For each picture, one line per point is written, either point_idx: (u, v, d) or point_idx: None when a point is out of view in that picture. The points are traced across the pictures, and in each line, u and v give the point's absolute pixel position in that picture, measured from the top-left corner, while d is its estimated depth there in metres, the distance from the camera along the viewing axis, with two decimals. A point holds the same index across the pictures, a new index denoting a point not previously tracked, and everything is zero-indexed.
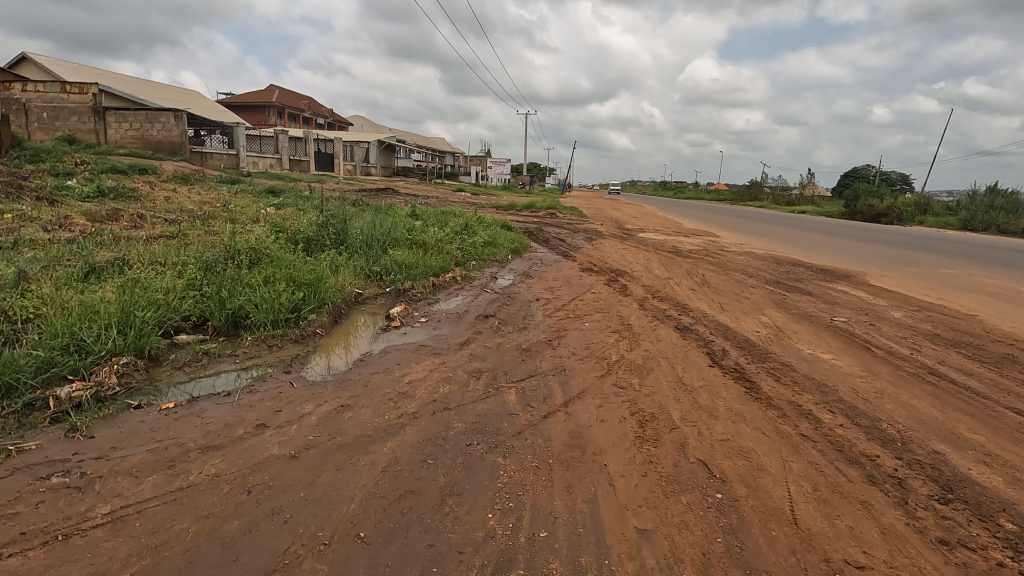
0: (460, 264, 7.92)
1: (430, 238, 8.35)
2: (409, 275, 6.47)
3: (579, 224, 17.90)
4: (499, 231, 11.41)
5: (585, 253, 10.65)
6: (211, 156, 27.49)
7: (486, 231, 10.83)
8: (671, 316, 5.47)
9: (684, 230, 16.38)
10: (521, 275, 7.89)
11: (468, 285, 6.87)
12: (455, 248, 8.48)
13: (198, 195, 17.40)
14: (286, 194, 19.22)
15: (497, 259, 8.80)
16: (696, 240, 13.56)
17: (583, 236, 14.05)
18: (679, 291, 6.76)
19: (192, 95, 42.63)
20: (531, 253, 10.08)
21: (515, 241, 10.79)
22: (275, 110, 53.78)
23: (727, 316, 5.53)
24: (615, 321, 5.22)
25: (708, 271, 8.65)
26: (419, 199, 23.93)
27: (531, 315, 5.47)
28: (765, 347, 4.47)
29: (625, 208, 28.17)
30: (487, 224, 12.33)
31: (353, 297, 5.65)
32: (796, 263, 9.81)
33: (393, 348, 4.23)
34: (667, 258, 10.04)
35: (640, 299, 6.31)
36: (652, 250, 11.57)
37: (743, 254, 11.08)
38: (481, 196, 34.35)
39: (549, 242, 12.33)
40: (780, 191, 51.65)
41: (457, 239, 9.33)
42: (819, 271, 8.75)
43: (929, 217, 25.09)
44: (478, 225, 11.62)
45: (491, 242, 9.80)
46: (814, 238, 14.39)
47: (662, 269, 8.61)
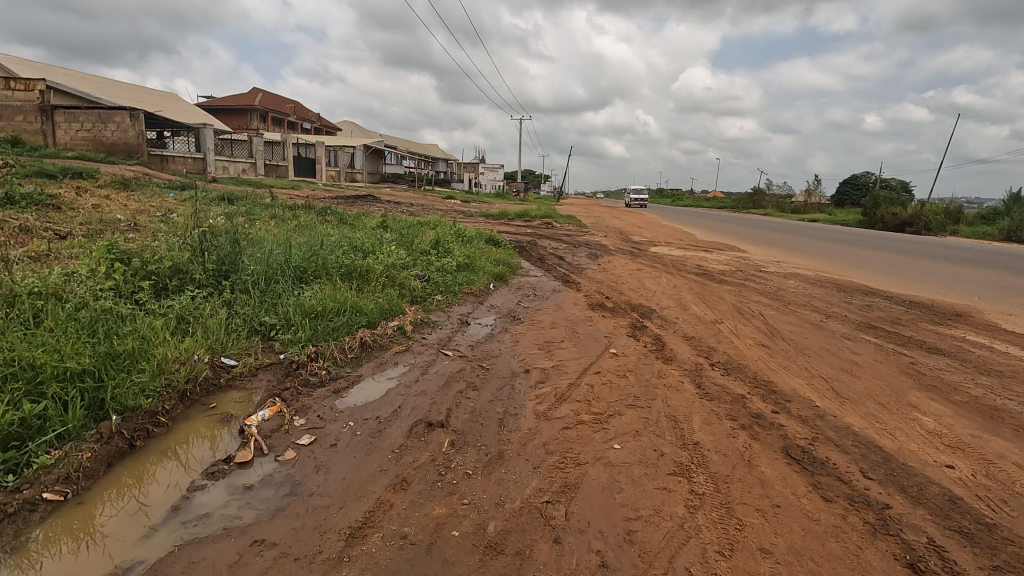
0: (416, 303, 5.52)
1: (377, 262, 5.91)
2: (322, 331, 4.05)
3: (579, 236, 15.59)
4: (480, 249, 8.99)
5: (590, 277, 8.27)
6: (174, 159, 25.03)
7: (463, 249, 8.41)
8: (765, 418, 3.09)
9: (702, 243, 14.12)
10: (505, 317, 5.51)
11: (418, 341, 4.44)
12: (413, 277, 6.07)
13: (137, 202, 14.92)
14: (244, 201, 16.79)
15: (473, 291, 6.39)
16: (724, 258, 11.23)
17: (585, 252, 11.68)
18: (745, 353, 4.39)
19: (166, 97, 40.19)
20: (521, 279, 7.70)
21: (500, 261, 8.38)
22: (257, 114, 51.36)
23: (859, 414, 3.16)
24: (667, 436, 2.82)
25: (765, 307, 6.29)
26: (400, 208, 21.58)
27: (513, 419, 3.08)
28: (1011, 526, 2.10)
29: (627, 217, 25.90)
30: (467, 239, 9.90)
31: (197, 382, 3.21)
32: (870, 292, 7.50)
33: (180, 565, 1.80)
34: (698, 286, 7.69)
35: (692, 370, 3.93)
36: (674, 271, 9.21)
37: (791, 278, 8.74)
38: (473, 204, 32.06)
39: (545, 260, 10.00)
40: (786, 199, 49.68)
41: (421, 261, 6.94)
42: (915, 307, 6.45)
43: (962, 227, 22.87)
44: (454, 239, 9.21)
45: (467, 265, 7.41)
46: (862, 254, 12.04)
47: (700, 304, 6.27)
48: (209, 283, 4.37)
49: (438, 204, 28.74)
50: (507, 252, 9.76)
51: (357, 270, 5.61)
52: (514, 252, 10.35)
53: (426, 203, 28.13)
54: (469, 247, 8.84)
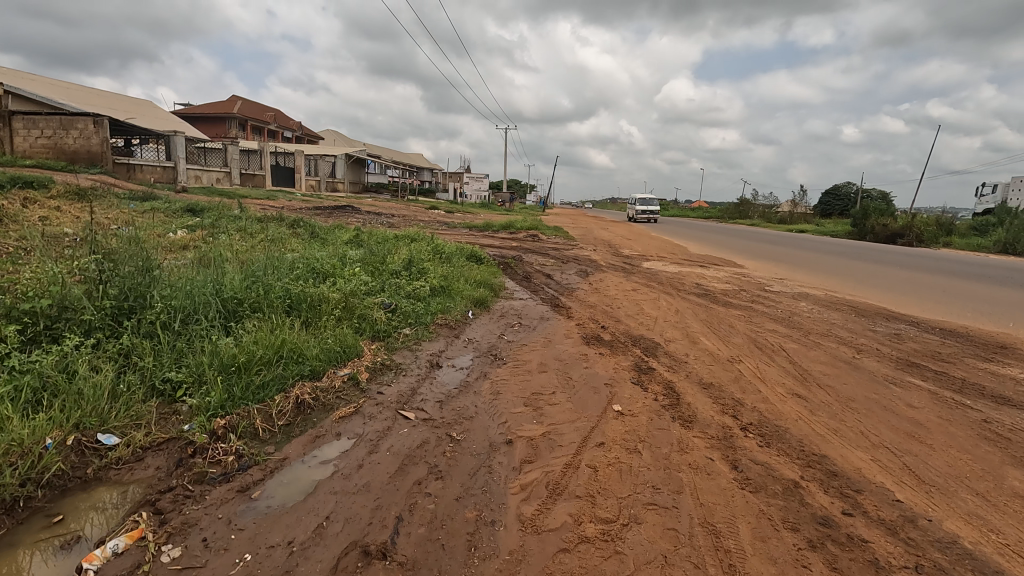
0: (378, 341, 4.60)
1: (332, 291, 4.99)
2: (242, 389, 3.14)
3: (566, 250, 14.82)
4: (460, 269, 8.08)
5: (582, 300, 7.41)
6: (141, 168, 23.83)
7: (440, 269, 7.50)
8: (838, 527, 2.23)
9: (696, 258, 13.42)
10: (484, 356, 4.64)
11: (373, 396, 3.52)
12: (376, 307, 5.16)
13: (90, 214, 13.83)
14: (210, 212, 15.78)
15: (448, 322, 5.48)
16: (723, 275, 10.45)
17: (574, 269, 10.85)
18: (780, 408, 3.56)
19: (139, 105, 38.96)
20: (506, 304, 6.80)
21: (482, 284, 7.48)
22: (235, 122, 50.12)
23: (961, 516, 2.32)
24: (710, 569, 1.95)
25: (784, 339, 5.48)
26: (379, 220, 20.61)
27: (488, 533, 2.19)
28: None
29: (616, 228, 25.18)
30: (447, 257, 8.99)
31: (41, 484, 2.29)
32: (892, 316, 6.77)
33: None
34: (702, 311, 6.87)
35: (721, 437, 3.08)
36: (672, 292, 8.39)
37: (801, 299, 7.96)
38: (456, 215, 31.24)
39: (530, 279, 9.17)
40: (771, 209, 49.63)
41: (389, 284, 6.05)
42: (951, 337, 5.70)
43: (955, 239, 22.47)
44: (430, 258, 8.30)
45: (444, 290, 6.50)
46: (866, 270, 11.37)
47: (709, 336, 5.46)
48: (106, 325, 3.42)
49: (420, 215, 27.78)
50: (489, 272, 8.86)
51: (306, 300, 4.71)
52: (498, 271, 9.46)
53: (408, 214, 27.18)
54: (447, 266, 7.93)
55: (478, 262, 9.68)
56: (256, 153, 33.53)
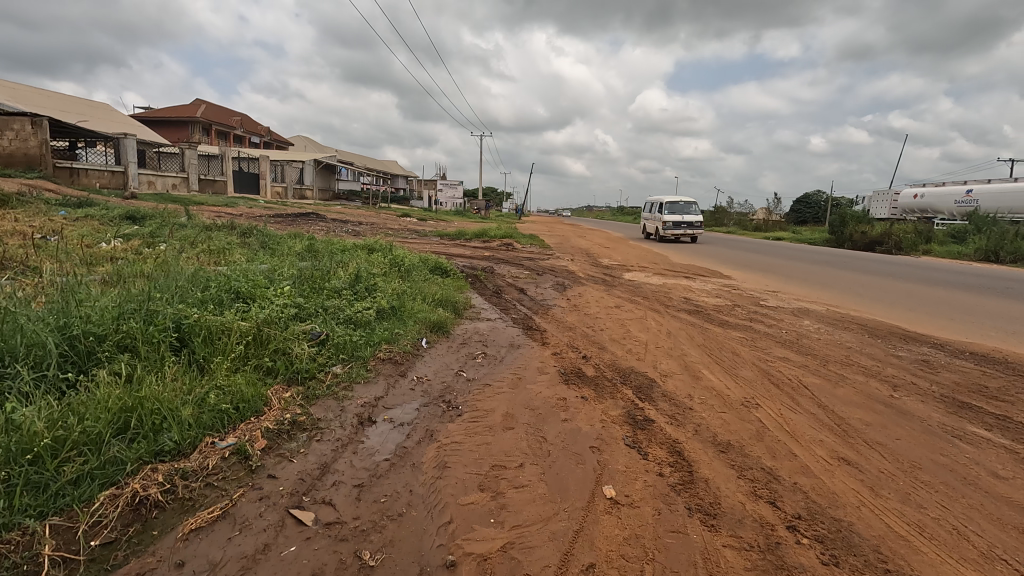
0: (293, 390, 3.52)
1: (241, 320, 3.89)
2: (38, 488, 2.04)
3: (543, 260, 13.92)
4: (419, 285, 7.02)
5: (559, 320, 6.42)
6: (86, 172, 22.18)
7: (394, 285, 6.42)
8: None
9: (680, 268, 12.63)
10: (432, 404, 3.60)
11: (260, 483, 2.44)
12: (299, 341, 4.07)
13: (15, 221, 12.45)
14: (155, 219, 14.49)
15: (394, 354, 4.42)
16: (712, 289, 9.57)
17: (550, 281, 9.86)
18: (831, 486, 2.59)
19: (93, 108, 37.05)
20: (470, 328, 5.77)
21: (444, 304, 6.44)
22: (198, 127, 48.15)
23: None
24: None
25: (802, 371, 4.55)
26: (344, 229, 19.37)
27: None
28: None
29: (593, 236, 24.32)
30: (406, 271, 7.91)
31: None
32: (910, 337, 5.96)
33: None
34: (698, 333, 5.94)
35: (763, 547, 2.10)
36: (660, 308, 7.46)
37: (804, 316, 7.10)
38: (429, 222, 30.17)
39: (502, 294, 8.21)
40: (747, 217, 49.71)
41: (324, 308, 4.99)
42: (990, 365, 4.87)
43: (935, 246, 22.03)
44: (386, 272, 7.23)
45: (394, 312, 5.44)
46: (861, 282, 10.64)
47: (712, 368, 4.52)
48: None
49: (389, 223, 26.53)
50: (454, 288, 7.79)
51: (200, 333, 3.62)
52: (465, 286, 8.42)
53: (376, 222, 25.90)
54: (404, 283, 6.87)
55: (442, 276, 8.65)
56: (216, 157, 31.85)
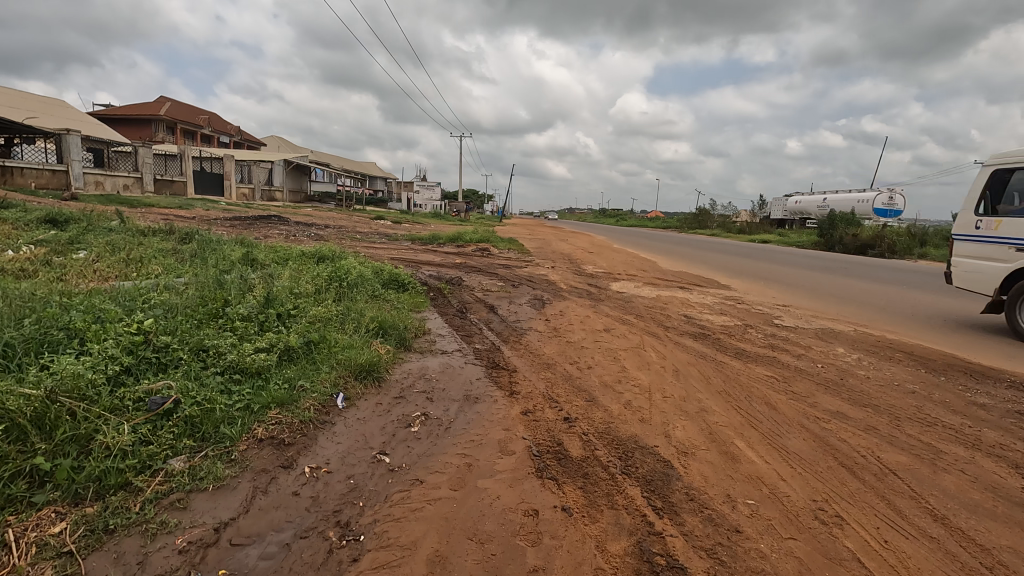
0: (71, 521, 2.07)
1: (12, 389, 2.42)
2: None
3: (521, 266, 12.61)
4: (358, 307, 5.54)
5: (533, 351, 5.04)
6: (20, 171, 20.27)
7: (319, 308, 4.95)
8: None
9: (673, 277, 11.40)
10: (314, 535, 2.17)
11: None
12: (119, 418, 2.61)
13: None
14: (84, 222, 12.84)
15: (285, 424, 2.97)
16: (714, 303, 8.29)
17: (526, 295, 8.49)
18: None
19: (44, 104, 34.82)
20: (414, 369, 4.32)
21: (384, 334, 4.99)
22: (162, 125, 45.84)
23: None
24: None
25: (874, 438, 3.23)
26: (304, 235, 17.78)
27: None
28: None
29: (576, 240, 23.02)
30: (346, 288, 6.43)
31: None
32: (977, 374, 4.72)
33: None
34: (713, 370, 4.60)
35: None
36: (658, 331, 6.12)
37: (833, 342, 5.82)
38: (404, 225, 28.69)
39: (468, 314, 6.83)
40: (731, 219, 49.08)
41: (198, 355, 3.53)
42: None
43: (930, 250, 21.29)
44: (316, 290, 5.75)
45: (307, 353, 3.98)
46: (878, 292, 9.44)
47: (748, 439, 3.17)
48: None
49: (360, 227, 24.93)
50: (405, 310, 6.34)
51: None
52: (422, 305, 6.98)
53: (346, 226, 24.30)
54: (337, 305, 5.40)
55: (394, 293, 7.17)
56: (174, 157, 29.89)
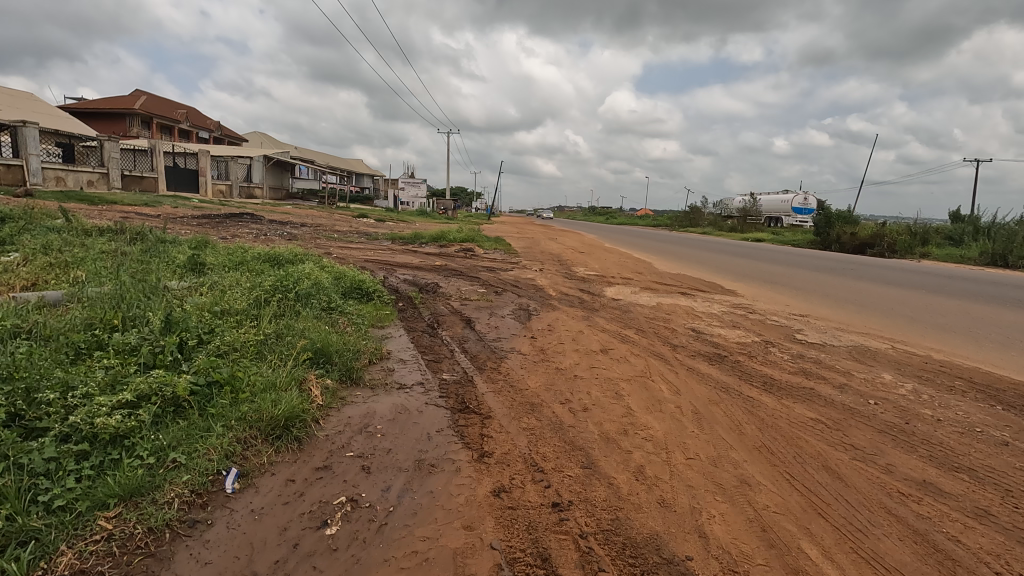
0: None
1: None
2: None
3: (506, 268, 11.58)
4: (295, 330, 4.49)
5: (514, 385, 4.01)
6: None
7: (240, 333, 3.88)
8: None
9: (672, 280, 10.44)
10: None
11: None
12: None
13: None
14: (22, 219, 11.60)
15: (117, 541, 1.94)
16: (722, 313, 7.30)
17: (509, 304, 7.45)
18: None
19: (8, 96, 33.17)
20: (354, 416, 3.27)
21: (324, 368, 3.95)
22: (136, 119, 44.13)
23: None
24: None
25: (998, 537, 2.24)
26: (275, 235, 16.58)
27: None
28: None
29: (565, 239, 21.97)
30: (288, 303, 5.37)
31: None
32: None
33: None
34: (743, 412, 3.60)
35: None
36: (665, 353, 5.11)
37: (874, 366, 4.85)
38: (386, 223, 27.53)
39: (439, 330, 5.79)
40: (721, 217, 48.45)
41: (27, 413, 2.47)
42: None
43: (932, 248, 20.57)
44: (246, 308, 4.68)
45: (200, 404, 2.92)
46: (900, 298, 8.56)
47: (822, 542, 2.18)
48: None
49: (339, 225, 23.72)
50: (360, 329, 5.29)
51: None
52: (384, 323, 5.93)
53: (324, 225, 23.07)
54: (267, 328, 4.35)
55: (351, 306, 6.11)
56: (144, 151, 28.44)
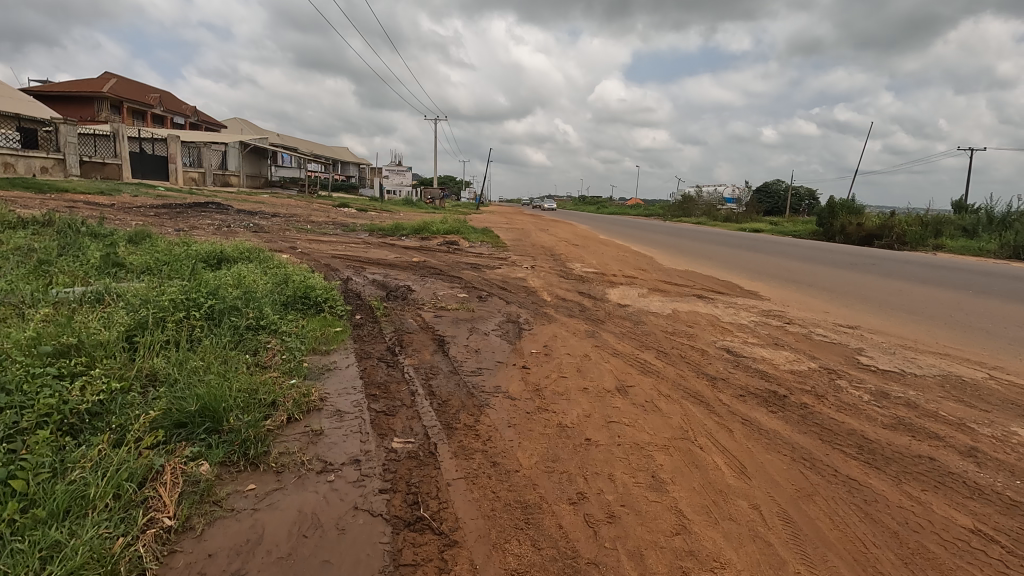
0: None
1: None
2: None
3: (492, 266, 10.19)
4: (177, 376, 3.11)
5: (496, 464, 2.66)
6: None
7: (67, 392, 2.50)
8: None
9: (684, 280, 9.14)
10: None
11: None
12: None
13: None
14: None
15: None
16: (754, 325, 5.97)
17: (494, 313, 6.07)
18: None
19: None
20: (216, 557, 1.90)
21: (203, 444, 2.59)
22: (105, 103, 41.88)
23: None
24: None
25: None
26: (239, 227, 15.05)
27: None
28: None
29: (557, 230, 20.59)
30: (190, 326, 3.98)
31: None
32: None
33: None
34: (862, 520, 2.27)
35: None
36: (703, 394, 3.76)
37: (991, 413, 3.54)
38: (367, 214, 26.01)
39: (400, 356, 4.40)
40: (715, 207, 47.35)
41: None
42: None
43: (946, 240, 19.47)
44: (113, 341, 3.30)
45: None
46: (954, 302, 7.33)
47: None
48: None
49: (315, 216, 22.16)
50: (289, 364, 3.94)
51: None
52: (329, 349, 4.56)
53: (299, 214, 21.47)
54: (131, 379, 2.98)
55: (287, 326, 4.73)
56: (106, 136, 26.53)
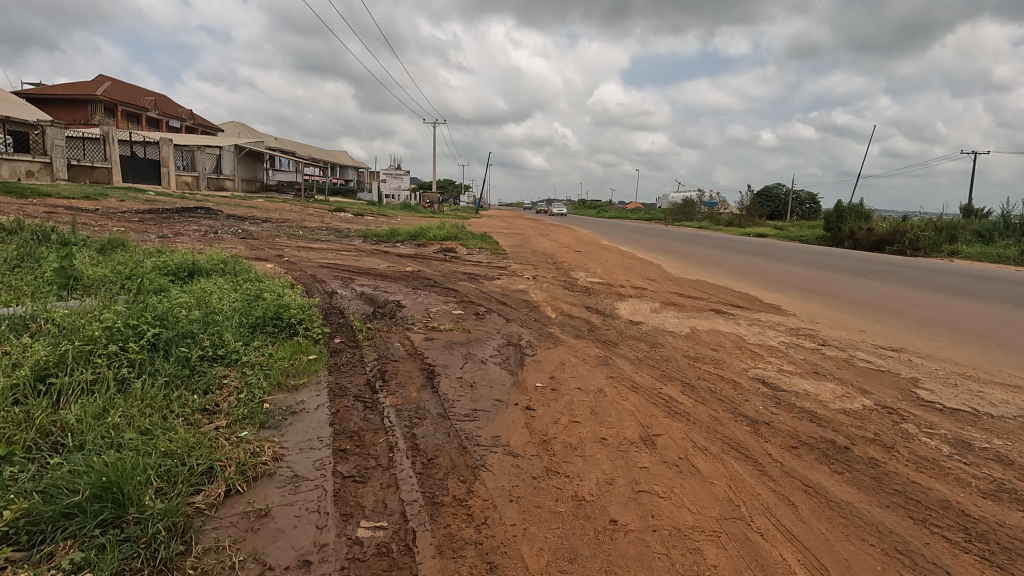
0: None
1: None
2: None
3: (491, 276, 9.53)
4: (85, 437, 2.44)
5: (494, 569, 1.98)
6: None
7: None
8: None
9: (699, 292, 8.49)
10: None
11: None
12: None
13: None
14: None
15: None
16: (786, 348, 5.29)
17: (492, 334, 5.39)
18: None
19: None
20: None
21: (94, 545, 1.91)
22: (98, 106, 41.20)
23: None
24: None
25: None
26: (226, 233, 14.35)
27: None
28: None
29: (559, 236, 19.95)
30: (123, 363, 3.29)
31: None
32: None
33: None
34: None
35: None
36: (747, 446, 3.09)
37: None
38: (362, 219, 25.37)
39: (381, 393, 3.72)
40: (717, 211, 46.78)
41: None
42: None
43: (961, 246, 18.85)
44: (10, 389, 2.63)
45: None
46: (997, 316, 6.71)
47: None
48: None
49: (309, 221, 21.51)
50: (243, 408, 3.26)
51: None
52: (298, 384, 3.86)
53: (291, 220, 20.79)
54: (17, 446, 2.30)
55: (250, 357, 4.03)
56: (95, 139, 25.84)
